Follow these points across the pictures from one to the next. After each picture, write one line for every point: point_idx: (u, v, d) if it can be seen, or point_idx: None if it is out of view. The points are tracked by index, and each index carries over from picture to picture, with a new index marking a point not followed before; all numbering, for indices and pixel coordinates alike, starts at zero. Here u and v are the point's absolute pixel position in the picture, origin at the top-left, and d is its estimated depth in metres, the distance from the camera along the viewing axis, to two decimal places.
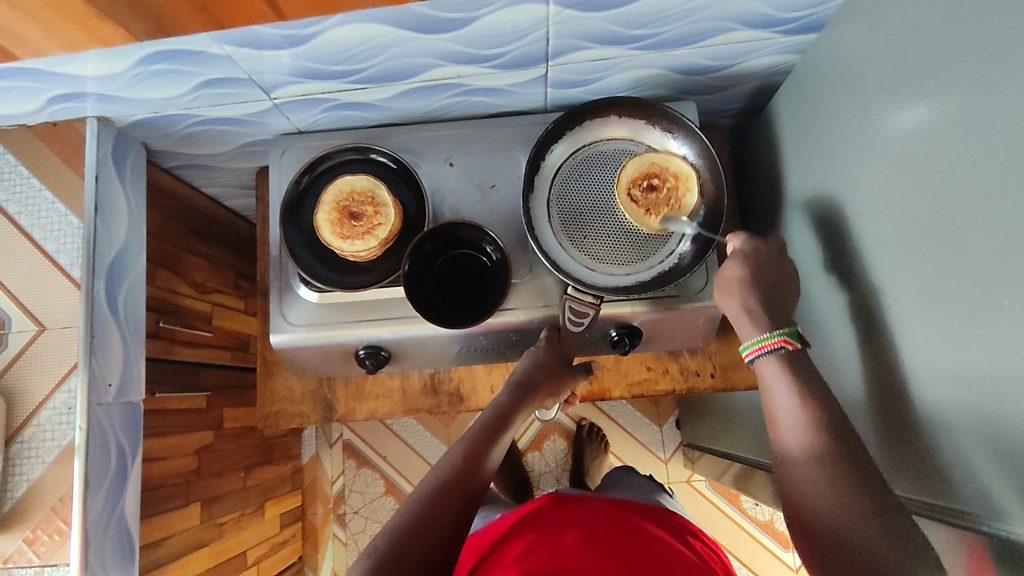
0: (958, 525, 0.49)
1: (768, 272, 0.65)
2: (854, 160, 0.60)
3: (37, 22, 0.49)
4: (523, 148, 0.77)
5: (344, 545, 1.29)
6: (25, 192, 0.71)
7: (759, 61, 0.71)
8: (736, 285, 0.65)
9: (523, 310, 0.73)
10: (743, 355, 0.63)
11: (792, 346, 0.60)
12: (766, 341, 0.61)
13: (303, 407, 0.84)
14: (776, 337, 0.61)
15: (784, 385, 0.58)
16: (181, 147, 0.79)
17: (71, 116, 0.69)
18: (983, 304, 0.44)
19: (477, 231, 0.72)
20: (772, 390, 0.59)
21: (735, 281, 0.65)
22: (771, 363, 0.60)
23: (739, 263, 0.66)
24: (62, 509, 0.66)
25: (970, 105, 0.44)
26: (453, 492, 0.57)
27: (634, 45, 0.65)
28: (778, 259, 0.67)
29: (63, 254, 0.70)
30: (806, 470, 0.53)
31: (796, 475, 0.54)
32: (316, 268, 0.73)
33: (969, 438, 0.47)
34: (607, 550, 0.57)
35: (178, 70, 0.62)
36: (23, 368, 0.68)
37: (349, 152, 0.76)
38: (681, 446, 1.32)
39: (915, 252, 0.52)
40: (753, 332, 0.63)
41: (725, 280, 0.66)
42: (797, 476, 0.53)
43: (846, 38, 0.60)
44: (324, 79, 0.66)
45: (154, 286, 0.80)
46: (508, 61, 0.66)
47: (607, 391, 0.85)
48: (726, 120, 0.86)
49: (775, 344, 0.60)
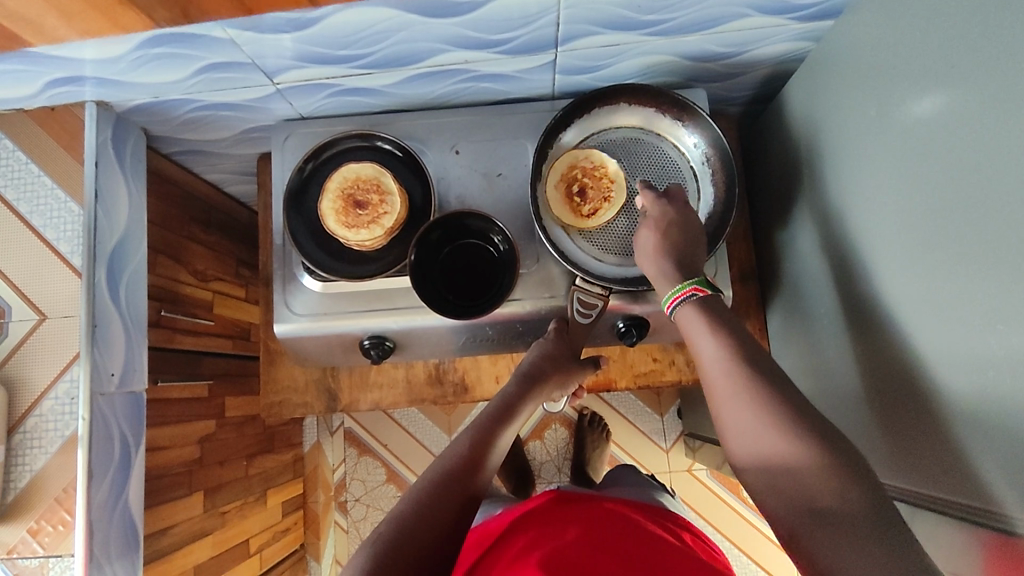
0: (985, 525, 0.47)
1: (681, 233, 0.65)
2: (868, 150, 0.59)
3: (59, 10, 0.51)
4: (529, 136, 0.76)
5: (345, 533, 1.29)
6: (23, 177, 0.69)
7: (771, 48, 0.70)
8: (652, 251, 0.65)
9: (529, 301, 0.72)
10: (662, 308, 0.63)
11: (704, 293, 0.60)
12: (676, 293, 0.61)
13: (307, 396, 0.83)
14: (687, 285, 0.61)
15: (701, 334, 0.57)
16: (182, 132, 0.78)
17: (70, 100, 0.68)
18: (1001, 300, 0.43)
19: (486, 220, 0.71)
20: (696, 341, 0.58)
21: (650, 247, 0.65)
22: (686, 311, 0.60)
23: (650, 230, 0.65)
24: (66, 499, 0.66)
25: (990, 96, 0.43)
26: (459, 481, 0.57)
27: (645, 30, 0.64)
28: (689, 215, 0.66)
29: (64, 242, 0.69)
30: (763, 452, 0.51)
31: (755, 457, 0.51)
32: (319, 256, 0.72)
33: (985, 436, 0.46)
34: (613, 546, 0.56)
35: (179, 54, 0.61)
36: (25, 358, 0.67)
37: (353, 138, 0.74)
38: (682, 435, 1.32)
39: (930, 245, 0.51)
40: (667, 284, 0.63)
41: (640, 247, 0.66)
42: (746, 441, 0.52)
43: (862, 25, 0.58)
44: (328, 63, 0.65)
45: (154, 274, 0.79)
46: (517, 47, 0.65)
47: (612, 381, 0.84)
48: (735, 107, 0.85)
49: (685, 293, 0.60)
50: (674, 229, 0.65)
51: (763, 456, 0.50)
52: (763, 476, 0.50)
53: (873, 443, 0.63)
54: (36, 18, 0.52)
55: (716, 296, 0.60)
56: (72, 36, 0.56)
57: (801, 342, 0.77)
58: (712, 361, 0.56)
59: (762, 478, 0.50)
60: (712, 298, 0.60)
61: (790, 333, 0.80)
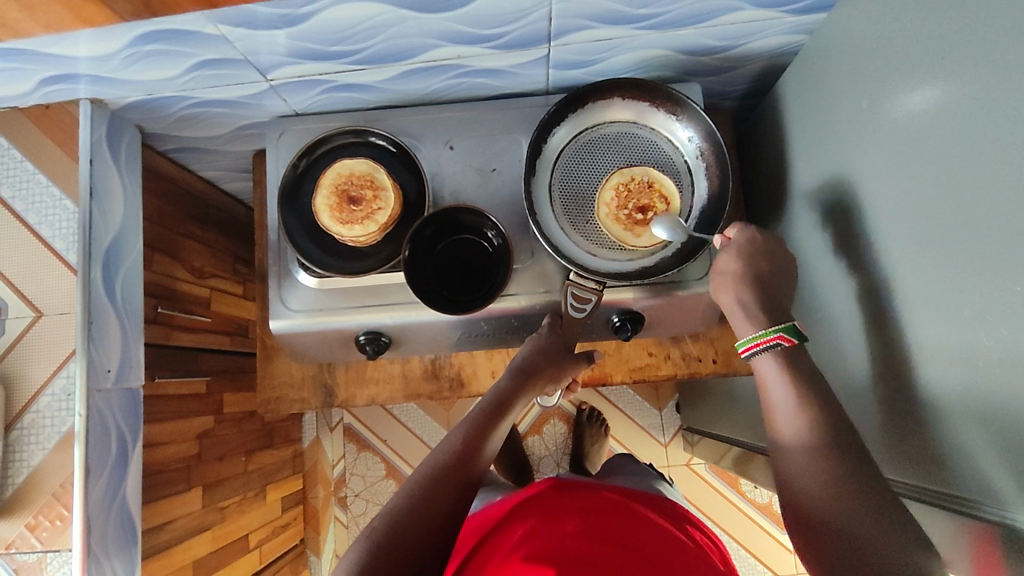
0: (969, 516, 0.48)
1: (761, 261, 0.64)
2: (861, 143, 0.59)
3: (21, 4, 0.51)
4: (523, 131, 0.76)
5: (345, 527, 1.30)
6: (18, 175, 0.70)
7: (765, 42, 0.70)
8: (732, 279, 0.63)
9: (524, 295, 0.72)
10: (738, 351, 0.61)
11: (789, 343, 0.58)
12: (763, 337, 0.58)
13: (303, 392, 0.84)
14: (772, 333, 0.58)
15: (777, 379, 0.56)
16: (177, 129, 0.78)
17: (64, 98, 0.68)
18: (993, 292, 0.43)
19: (479, 215, 0.71)
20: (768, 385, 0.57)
21: (730, 275, 0.64)
22: (765, 360, 0.58)
23: (733, 256, 0.64)
24: (63, 495, 0.66)
25: (981, 89, 0.43)
26: (454, 475, 0.57)
27: (638, 24, 0.64)
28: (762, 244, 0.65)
29: (59, 239, 0.69)
30: (793, 459, 0.53)
31: (788, 461, 0.53)
32: (315, 253, 0.72)
33: (975, 427, 0.46)
34: (608, 534, 0.57)
35: (173, 51, 0.61)
36: (22, 353, 0.68)
37: (347, 135, 0.74)
38: (680, 430, 1.32)
39: (924, 237, 0.51)
40: (749, 329, 0.61)
41: (720, 275, 0.65)
42: (792, 471, 0.53)
43: (854, 18, 0.58)
44: (321, 59, 0.65)
45: (151, 271, 0.79)
46: (510, 41, 0.65)
47: (608, 376, 0.85)
48: (730, 102, 0.85)
49: (770, 341, 0.58)
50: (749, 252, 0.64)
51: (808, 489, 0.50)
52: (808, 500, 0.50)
53: (868, 436, 0.63)
54: (20, 8, 0.52)
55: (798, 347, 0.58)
56: (37, 30, 0.55)
57: (797, 336, 0.77)
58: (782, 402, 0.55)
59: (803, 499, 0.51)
60: (798, 349, 0.58)
61: None
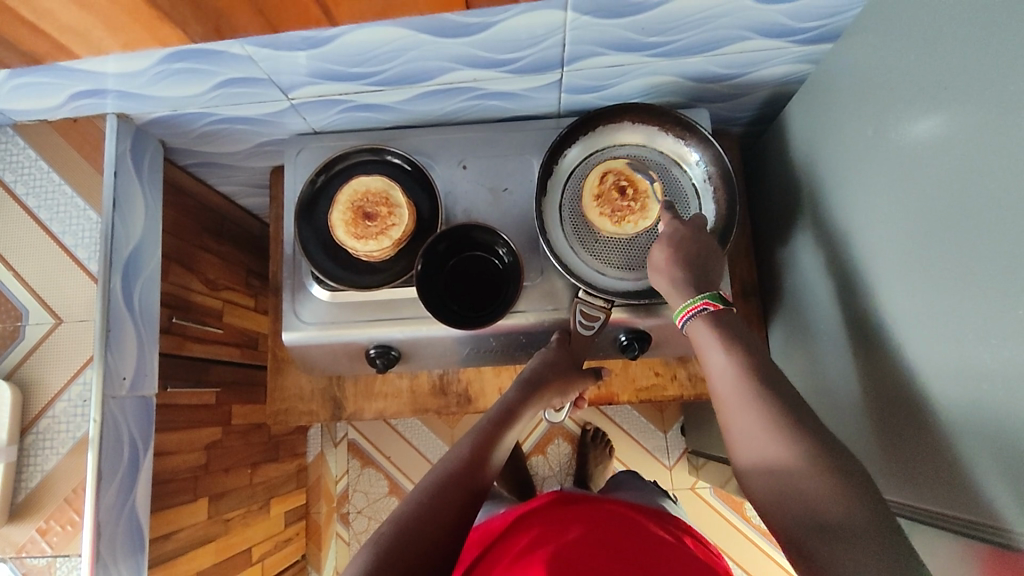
0: (980, 538, 0.48)
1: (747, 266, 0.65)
2: (864, 169, 0.60)
3: (105, 24, 0.52)
4: (535, 152, 0.78)
5: (347, 544, 1.29)
6: (45, 186, 0.71)
7: (773, 70, 0.72)
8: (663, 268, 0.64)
9: (532, 313, 0.73)
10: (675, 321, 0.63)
11: (714, 308, 0.60)
12: (688, 307, 0.61)
13: (313, 405, 0.85)
14: (697, 300, 0.61)
15: (710, 342, 0.58)
16: (198, 144, 0.80)
17: (92, 112, 0.71)
18: (995, 315, 0.44)
19: (491, 233, 0.73)
20: (704, 351, 0.59)
21: (661, 264, 0.64)
22: (697, 324, 0.60)
23: (662, 245, 0.65)
24: (76, 500, 0.67)
25: (982, 119, 0.44)
26: (462, 482, 0.58)
27: (649, 52, 0.66)
28: None
29: (82, 248, 0.71)
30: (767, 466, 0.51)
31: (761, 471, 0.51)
32: (329, 266, 0.74)
33: (979, 447, 0.47)
34: (612, 545, 0.57)
35: (199, 69, 0.63)
36: (42, 360, 0.69)
37: (364, 152, 0.76)
38: (685, 453, 1.32)
39: (926, 262, 0.52)
40: None
41: (652, 263, 0.65)
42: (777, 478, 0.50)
43: (859, 49, 0.60)
44: (342, 80, 0.67)
45: (167, 282, 0.81)
46: (524, 66, 0.67)
47: (615, 395, 0.85)
48: (737, 127, 0.87)
49: (697, 307, 0.60)
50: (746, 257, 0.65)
51: (763, 454, 0.51)
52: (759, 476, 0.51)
53: (870, 458, 0.63)
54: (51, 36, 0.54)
55: (728, 313, 0.60)
56: (116, 47, 0.56)
57: (803, 358, 0.78)
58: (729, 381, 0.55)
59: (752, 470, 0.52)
60: None
61: (792, 349, 0.81)
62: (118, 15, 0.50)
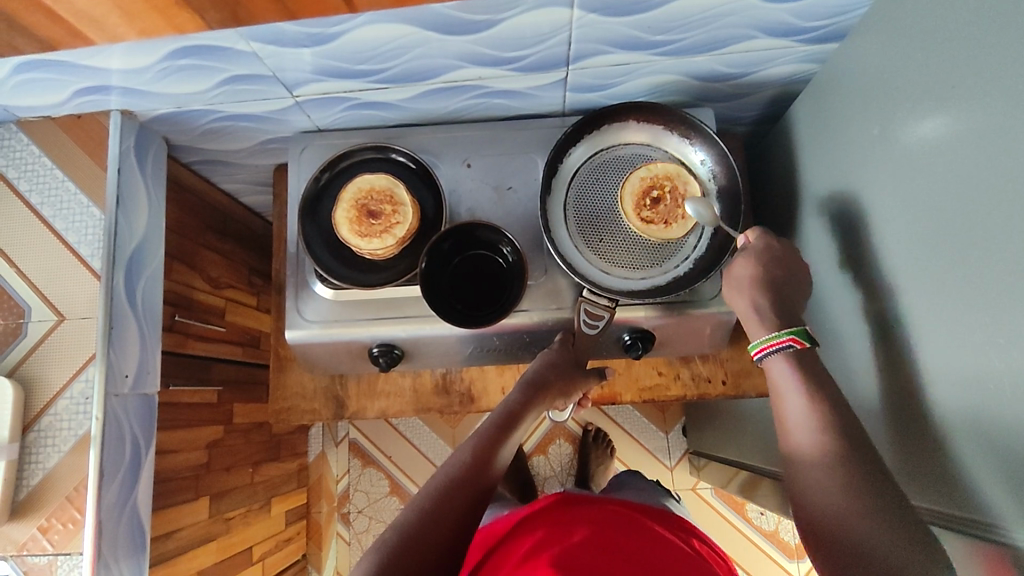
0: (979, 537, 0.48)
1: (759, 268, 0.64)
2: (871, 168, 0.60)
3: (122, 10, 0.51)
4: (539, 151, 0.78)
5: (347, 544, 1.29)
6: (48, 182, 0.71)
7: (779, 69, 0.72)
8: (747, 284, 0.64)
9: (535, 311, 0.73)
10: (750, 353, 0.62)
11: (800, 346, 0.59)
12: (770, 340, 0.60)
13: (315, 403, 0.84)
14: (783, 335, 0.59)
15: (788, 379, 0.57)
16: (202, 142, 0.80)
17: (96, 109, 0.71)
18: (1003, 314, 0.44)
19: (496, 232, 0.72)
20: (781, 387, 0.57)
21: (746, 280, 0.64)
22: (776, 358, 0.59)
23: (748, 261, 0.65)
24: (77, 498, 0.66)
25: (989, 118, 0.44)
26: (466, 487, 0.57)
27: (655, 50, 0.66)
28: (789, 258, 0.66)
29: (84, 245, 0.70)
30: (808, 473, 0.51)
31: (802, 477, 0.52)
32: (333, 265, 0.74)
33: (986, 446, 0.47)
34: (615, 547, 0.57)
35: (204, 66, 0.63)
36: (43, 357, 0.68)
37: (367, 150, 0.76)
38: (687, 454, 1.31)
39: (933, 262, 0.51)
40: (760, 329, 0.62)
41: (736, 279, 0.66)
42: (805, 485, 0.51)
43: (866, 47, 0.60)
44: (346, 77, 0.67)
45: (170, 280, 0.81)
46: (530, 64, 0.67)
47: (618, 395, 0.85)
48: (742, 127, 0.87)
49: (781, 343, 0.59)
50: (763, 261, 0.65)
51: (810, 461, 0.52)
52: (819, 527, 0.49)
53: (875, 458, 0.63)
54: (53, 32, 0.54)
55: (810, 351, 0.59)
56: (131, 35, 0.55)
57: None
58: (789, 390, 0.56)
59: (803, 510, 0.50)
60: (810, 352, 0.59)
61: None
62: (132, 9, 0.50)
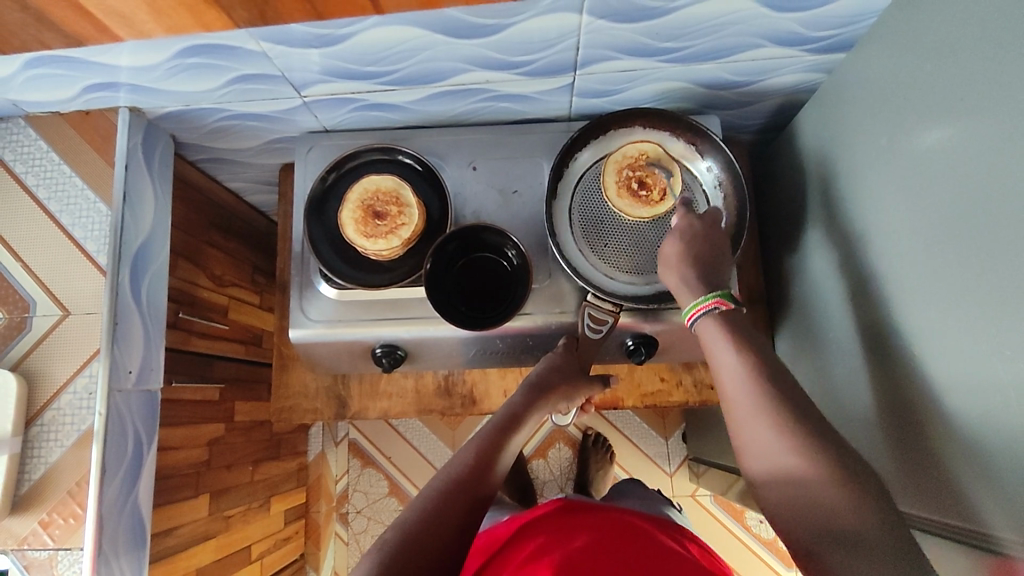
0: (984, 549, 0.48)
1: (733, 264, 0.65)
2: (875, 178, 0.60)
3: (132, 7, 0.51)
4: (545, 155, 0.78)
5: (345, 544, 1.29)
6: (56, 178, 0.72)
7: (785, 78, 0.72)
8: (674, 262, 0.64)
9: (539, 315, 0.73)
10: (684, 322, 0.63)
11: (726, 307, 0.60)
12: (696, 307, 0.61)
13: (316, 403, 0.85)
14: (707, 300, 0.60)
15: (732, 366, 0.56)
16: (209, 140, 0.80)
17: (105, 106, 0.71)
18: (1007, 327, 0.44)
19: (501, 235, 0.73)
20: (715, 353, 0.58)
21: (672, 257, 0.64)
22: (707, 324, 0.60)
23: (674, 239, 0.65)
24: (79, 493, 0.67)
25: (994, 131, 0.45)
26: (465, 490, 0.57)
27: (663, 57, 0.66)
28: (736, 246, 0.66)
29: (90, 241, 0.71)
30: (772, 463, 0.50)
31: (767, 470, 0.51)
32: (337, 264, 0.74)
33: (986, 457, 0.47)
34: (615, 553, 0.57)
35: (213, 65, 0.63)
36: (47, 352, 0.69)
37: (374, 152, 0.77)
38: (687, 460, 1.31)
39: (937, 272, 0.51)
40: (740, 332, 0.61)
41: (663, 258, 0.65)
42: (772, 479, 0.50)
43: (872, 58, 0.60)
44: (355, 78, 0.67)
45: (174, 277, 0.81)
46: (538, 68, 0.67)
47: (620, 400, 0.85)
48: (747, 135, 0.87)
49: (706, 308, 0.60)
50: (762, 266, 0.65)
51: (770, 454, 0.51)
52: (774, 487, 0.50)
53: (875, 468, 0.63)
54: (64, 29, 0.54)
55: (738, 311, 0.60)
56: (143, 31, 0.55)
57: (809, 366, 0.78)
58: (736, 378, 0.55)
59: (759, 476, 0.52)
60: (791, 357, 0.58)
61: (798, 357, 0.81)
62: (143, 7, 0.50)
